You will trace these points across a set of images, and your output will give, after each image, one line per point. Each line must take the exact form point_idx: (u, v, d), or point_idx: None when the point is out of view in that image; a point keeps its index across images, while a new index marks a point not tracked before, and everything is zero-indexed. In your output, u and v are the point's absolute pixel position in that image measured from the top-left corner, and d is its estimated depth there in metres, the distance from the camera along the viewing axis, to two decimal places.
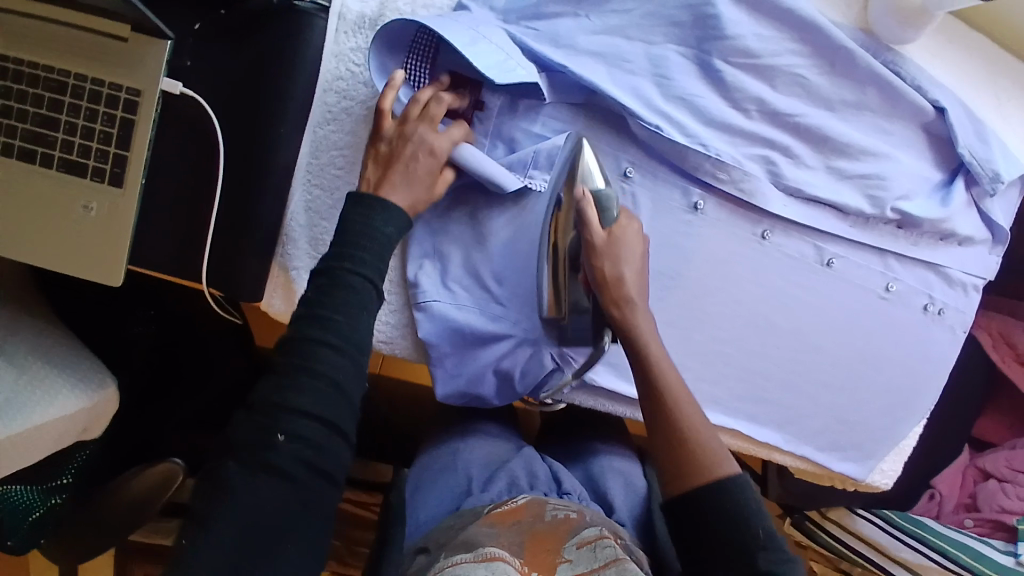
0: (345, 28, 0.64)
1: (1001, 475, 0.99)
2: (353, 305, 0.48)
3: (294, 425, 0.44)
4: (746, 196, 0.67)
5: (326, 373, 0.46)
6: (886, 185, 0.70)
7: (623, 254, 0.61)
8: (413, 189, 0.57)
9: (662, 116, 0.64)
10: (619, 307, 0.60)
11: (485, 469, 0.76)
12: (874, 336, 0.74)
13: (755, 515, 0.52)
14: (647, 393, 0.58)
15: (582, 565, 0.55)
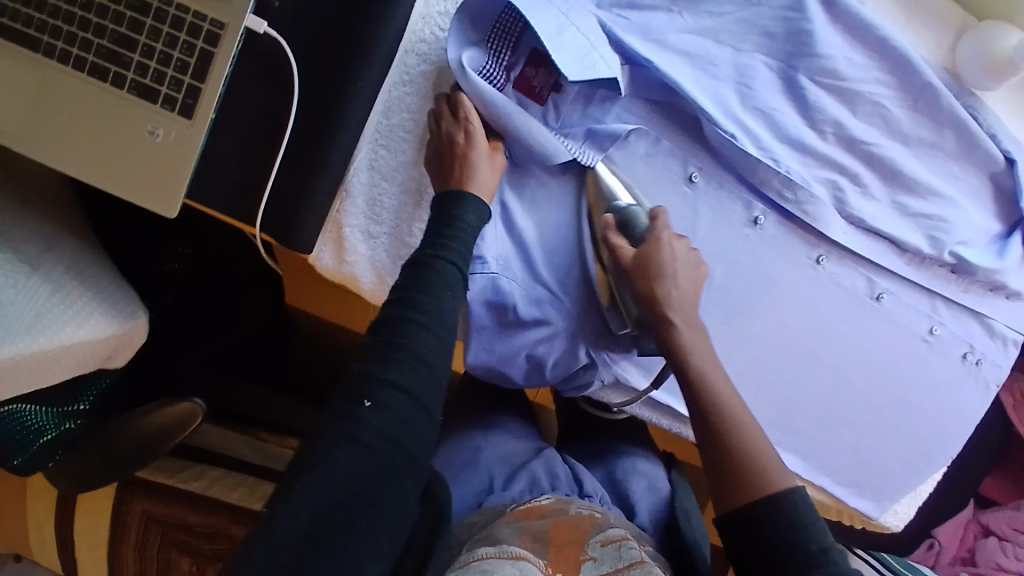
0: None
1: (1002, 534, 1.02)
2: (437, 284, 0.50)
3: (381, 395, 0.45)
4: (808, 218, 0.67)
5: (413, 348, 0.46)
6: (947, 229, 0.69)
7: (657, 273, 0.60)
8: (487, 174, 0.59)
9: (738, 125, 0.64)
10: (671, 323, 0.60)
11: (505, 468, 0.77)
12: (911, 378, 0.74)
13: (812, 530, 0.51)
14: (699, 408, 0.58)
15: (606, 565, 0.57)
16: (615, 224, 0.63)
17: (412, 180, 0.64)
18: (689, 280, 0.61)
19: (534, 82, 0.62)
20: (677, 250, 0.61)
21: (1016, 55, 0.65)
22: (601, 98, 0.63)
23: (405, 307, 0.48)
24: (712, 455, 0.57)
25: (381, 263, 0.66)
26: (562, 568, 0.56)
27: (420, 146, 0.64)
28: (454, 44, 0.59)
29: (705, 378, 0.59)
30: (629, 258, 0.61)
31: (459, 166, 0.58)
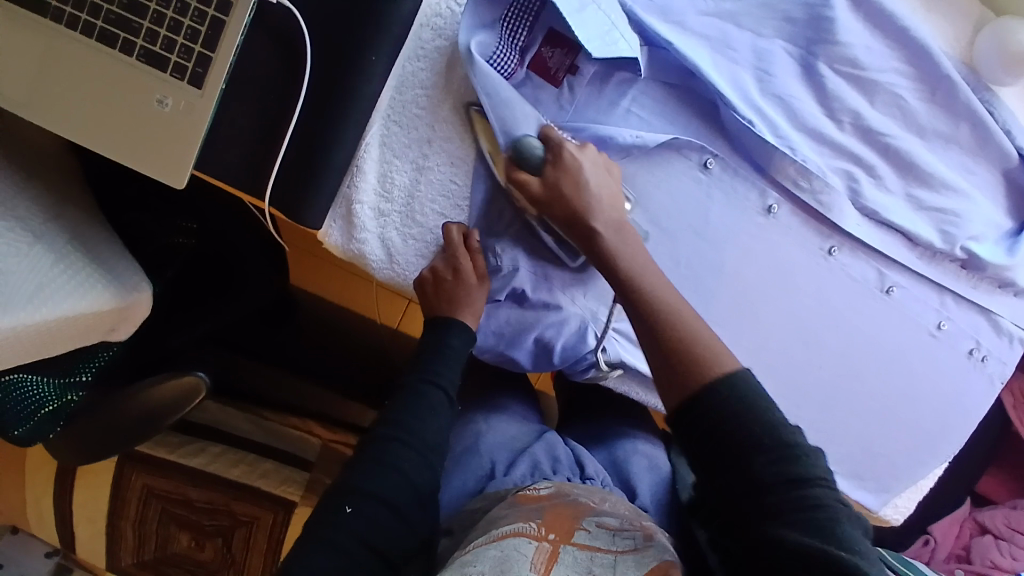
0: None
1: (998, 532, 1.05)
2: (417, 407, 0.62)
3: (359, 503, 0.55)
4: (822, 208, 0.66)
5: (389, 463, 0.58)
6: (959, 222, 0.69)
7: (566, 192, 0.59)
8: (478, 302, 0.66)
9: (756, 111, 0.63)
10: (595, 236, 0.59)
11: (507, 452, 0.78)
12: (916, 373, 0.74)
13: (762, 412, 0.49)
14: (638, 310, 0.57)
15: (599, 539, 0.57)
16: (512, 162, 0.59)
17: (424, 157, 0.62)
18: (605, 189, 0.60)
19: (550, 63, 0.61)
20: (581, 161, 0.59)
21: None
22: (618, 81, 0.62)
23: (387, 427, 0.60)
24: (656, 355, 0.55)
25: (390, 242, 0.63)
26: (554, 531, 0.57)
27: (432, 123, 0.61)
28: (471, 18, 0.58)
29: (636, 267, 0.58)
30: (539, 191, 0.59)
31: (450, 301, 0.65)
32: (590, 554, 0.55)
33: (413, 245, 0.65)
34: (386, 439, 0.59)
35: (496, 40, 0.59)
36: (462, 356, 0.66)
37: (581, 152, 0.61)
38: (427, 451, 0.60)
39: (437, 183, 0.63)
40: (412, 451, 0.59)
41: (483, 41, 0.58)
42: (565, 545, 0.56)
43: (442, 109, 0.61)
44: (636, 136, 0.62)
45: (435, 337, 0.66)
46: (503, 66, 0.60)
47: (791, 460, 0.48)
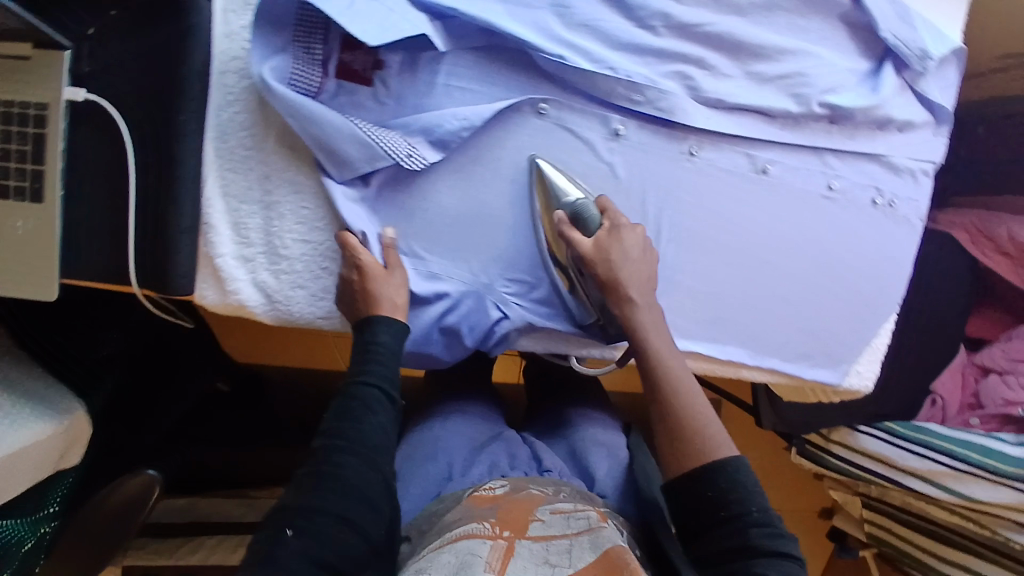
0: (233, 7, 0.61)
1: (1000, 368, 1.01)
2: (350, 413, 0.57)
3: (302, 522, 0.52)
4: (665, 114, 0.66)
5: (337, 475, 0.54)
6: (809, 81, 0.67)
7: (614, 258, 0.62)
8: (397, 296, 0.61)
9: (565, 45, 0.62)
10: (628, 303, 0.63)
11: (464, 453, 0.84)
12: (825, 240, 0.73)
13: (751, 496, 0.56)
14: (648, 383, 0.62)
15: (555, 526, 0.64)
16: (570, 221, 0.64)
17: (268, 194, 0.62)
18: (642, 262, 0.64)
19: (355, 66, 0.61)
20: (623, 238, 0.63)
21: None
22: (425, 61, 0.62)
23: (325, 438, 0.57)
24: (661, 421, 0.61)
25: (266, 285, 0.63)
26: (509, 527, 0.64)
27: (264, 158, 0.62)
28: (259, 50, 0.58)
29: (653, 353, 0.62)
30: (588, 249, 0.62)
31: (359, 303, 0.60)
32: (546, 541, 0.62)
33: (286, 279, 0.63)
34: (327, 450, 0.56)
35: (291, 63, 0.59)
36: (399, 354, 0.61)
37: (413, 146, 0.61)
38: (376, 456, 0.57)
39: (288, 214, 0.62)
40: (355, 464, 0.55)
41: (276, 72, 0.58)
42: (520, 539, 0.62)
43: (268, 143, 0.62)
44: (461, 118, 0.61)
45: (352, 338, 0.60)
46: (307, 84, 0.60)
47: (774, 537, 0.55)
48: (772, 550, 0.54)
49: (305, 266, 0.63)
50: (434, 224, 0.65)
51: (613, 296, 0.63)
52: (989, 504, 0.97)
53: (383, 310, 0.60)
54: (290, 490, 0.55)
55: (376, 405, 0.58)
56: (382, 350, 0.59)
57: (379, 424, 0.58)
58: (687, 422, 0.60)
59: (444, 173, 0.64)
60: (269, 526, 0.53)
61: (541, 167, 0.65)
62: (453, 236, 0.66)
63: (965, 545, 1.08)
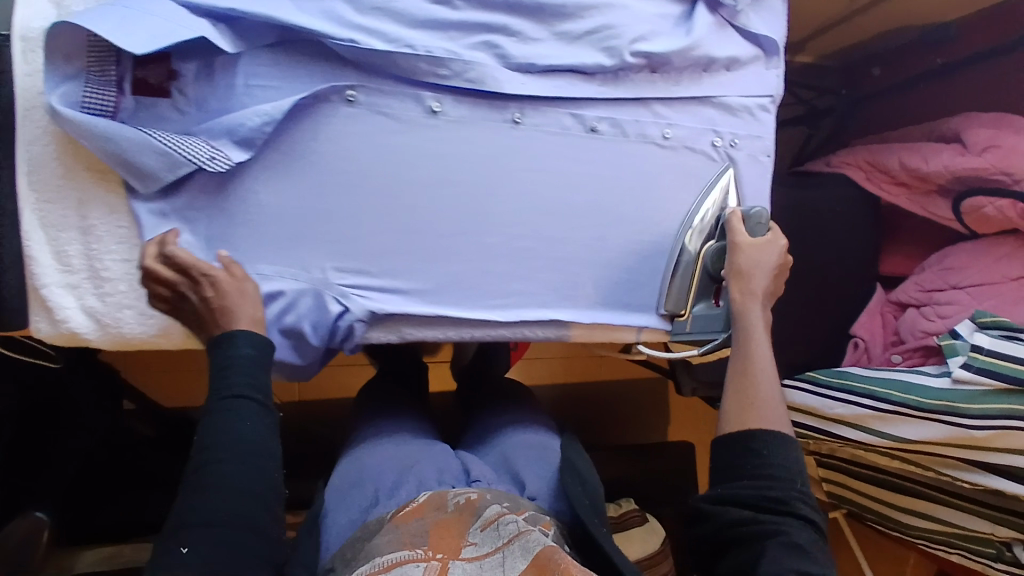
0: (32, 48, 0.60)
1: (917, 301, 0.96)
2: (230, 421, 0.56)
3: (192, 536, 0.53)
4: (477, 85, 0.65)
5: (223, 483, 0.55)
6: (618, 32, 0.66)
7: (762, 259, 0.69)
8: (248, 309, 0.61)
9: (359, 29, 0.61)
10: (749, 296, 0.67)
11: (391, 474, 0.78)
12: (670, 190, 0.73)
13: (793, 462, 0.59)
14: (740, 354, 0.66)
15: (486, 545, 0.64)
16: (738, 217, 0.70)
17: (86, 219, 0.62)
18: (770, 272, 0.69)
19: (151, 80, 0.61)
20: (767, 251, 0.69)
21: None
22: (221, 66, 0.61)
23: (203, 449, 0.56)
24: (736, 388, 0.64)
25: (94, 310, 0.63)
26: (443, 550, 0.63)
27: (77, 184, 0.62)
28: (51, 79, 0.58)
29: (752, 337, 0.66)
30: (744, 242, 0.68)
31: (213, 320, 0.60)
32: (479, 562, 0.62)
33: (114, 302, 0.64)
34: (199, 465, 0.55)
35: (83, 87, 0.59)
36: (268, 362, 0.60)
37: (216, 148, 0.61)
38: (262, 460, 0.57)
39: (106, 235, 0.63)
40: (225, 474, 0.55)
41: (66, 100, 0.59)
42: (454, 560, 0.62)
43: (78, 169, 0.61)
44: (262, 113, 0.60)
45: (219, 350, 0.59)
46: (104, 106, 0.60)
47: (798, 499, 0.58)
48: (797, 510, 0.57)
49: (129, 286, 0.64)
50: (260, 225, 0.64)
51: (741, 285, 0.68)
52: (924, 445, 0.90)
53: (241, 325, 0.60)
54: (180, 504, 0.55)
55: (248, 415, 0.57)
56: (243, 357, 0.59)
57: (251, 428, 0.57)
58: (760, 393, 0.63)
59: (261, 173, 0.64)
60: (165, 542, 0.54)
61: (727, 175, 0.73)
62: (279, 236, 0.65)
63: (930, 495, 1.02)
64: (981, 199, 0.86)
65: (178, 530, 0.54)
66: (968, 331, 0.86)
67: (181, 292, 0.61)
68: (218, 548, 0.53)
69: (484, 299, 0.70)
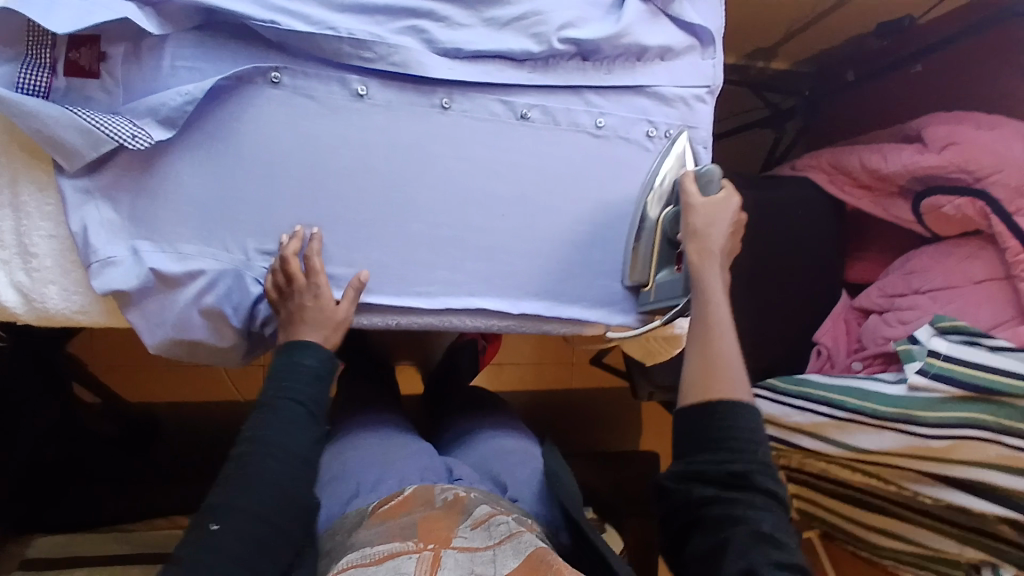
0: None
1: (879, 307, 0.94)
2: (279, 420, 0.62)
3: (224, 516, 0.57)
4: (401, 68, 0.65)
5: (257, 472, 0.59)
6: (545, 18, 0.66)
7: (716, 219, 0.67)
8: (321, 328, 0.66)
9: (281, 11, 0.62)
10: (707, 259, 0.66)
11: (373, 469, 0.73)
12: (604, 179, 0.72)
13: (755, 436, 0.60)
14: (700, 321, 0.64)
15: (476, 540, 0.58)
16: (691, 179, 0.68)
17: (16, 197, 0.63)
18: (726, 234, 0.67)
19: (82, 62, 0.62)
20: (720, 211, 0.67)
21: None
22: (148, 48, 0.62)
23: (250, 442, 0.61)
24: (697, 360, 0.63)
25: (23, 285, 0.64)
26: (434, 541, 0.57)
27: (8, 163, 0.62)
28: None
29: (710, 299, 0.64)
30: (698, 203, 0.66)
31: (295, 322, 0.65)
32: (470, 554, 0.56)
33: (41, 278, 0.64)
34: (259, 458, 0.60)
35: (18, 67, 0.61)
36: (325, 374, 0.66)
37: (139, 127, 0.60)
38: (300, 460, 0.62)
39: (34, 212, 0.63)
40: (283, 472, 0.60)
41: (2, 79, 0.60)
42: (445, 550, 0.56)
43: (9, 150, 0.62)
44: (184, 93, 0.61)
45: (287, 356, 0.65)
46: (34, 86, 0.61)
47: (762, 473, 0.58)
48: (762, 485, 0.58)
49: (55, 263, 0.64)
50: (184, 204, 0.64)
51: (698, 247, 0.66)
52: (882, 455, 0.87)
53: (312, 337, 0.65)
54: (216, 487, 0.60)
55: (296, 418, 0.63)
56: (305, 369, 0.65)
57: (303, 438, 0.63)
58: (720, 358, 0.63)
59: (186, 152, 0.64)
60: (198, 520, 0.58)
61: (681, 138, 0.72)
62: (201, 216, 0.65)
63: (901, 514, 0.96)
64: (940, 198, 0.84)
65: (222, 511, 0.58)
66: (927, 337, 0.82)
67: (289, 291, 0.65)
68: (264, 538, 0.58)
69: (412, 285, 0.69)
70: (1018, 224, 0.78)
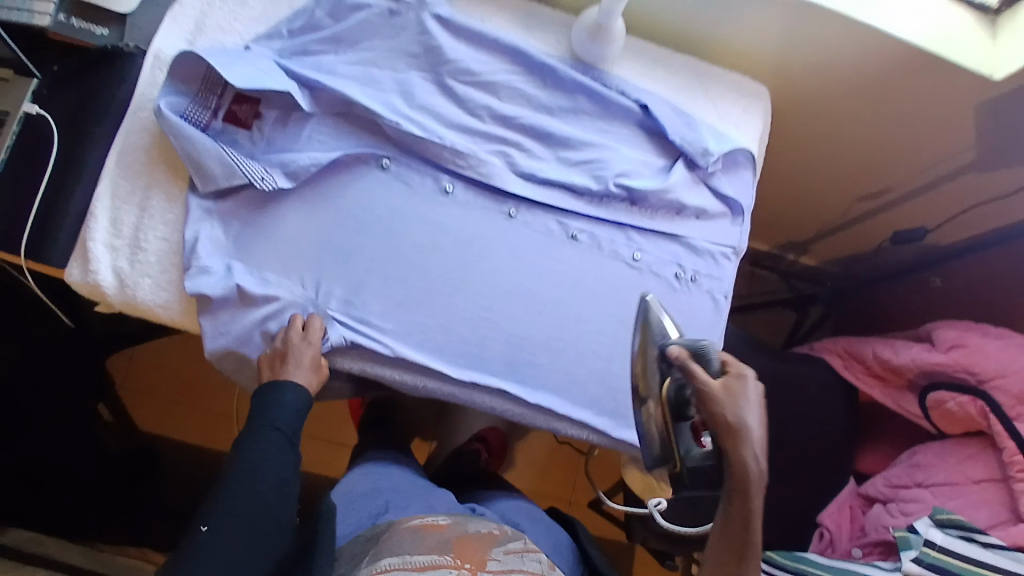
0: (160, 66, 0.78)
1: (883, 496, 0.96)
2: (263, 446, 0.70)
3: (213, 523, 0.66)
4: (484, 178, 0.80)
5: (239, 487, 0.68)
6: (605, 166, 0.82)
7: (736, 401, 0.67)
8: (302, 374, 0.71)
9: (406, 118, 0.79)
10: (741, 454, 0.66)
11: (401, 492, 0.82)
12: (632, 302, 0.82)
13: None
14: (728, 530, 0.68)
15: (509, 565, 0.69)
16: (691, 357, 0.69)
17: (146, 200, 0.76)
18: (755, 421, 0.67)
19: (239, 115, 0.79)
20: (736, 393, 0.67)
21: (603, 19, 0.79)
22: (294, 119, 0.79)
23: (237, 460, 0.69)
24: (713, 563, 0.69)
25: (121, 271, 0.75)
26: (469, 560, 0.68)
27: (151, 174, 0.77)
28: (166, 91, 0.75)
29: (747, 512, 0.66)
30: (713, 386, 0.67)
31: (281, 363, 0.71)
32: None
33: (139, 269, 0.75)
34: (239, 485, 0.68)
35: (186, 102, 0.76)
36: (306, 407, 0.74)
37: (268, 174, 0.75)
38: (282, 482, 0.70)
39: (156, 216, 0.76)
40: (262, 497, 0.68)
41: (169, 105, 0.75)
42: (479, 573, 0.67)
43: (154, 163, 0.77)
44: (312, 157, 0.76)
45: (271, 392, 0.71)
46: (196, 120, 0.77)
47: None
48: None
49: (157, 260, 0.75)
50: (278, 239, 0.76)
51: (727, 434, 0.66)
52: None
53: (297, 380, 0.71)
54: (209, 496, 0.68)
55: (275, 444, 0.71)
56: (291, 402, 0.72)
57: (280, 464, 0.70)
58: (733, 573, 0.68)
59: (296, 202, 0.78)
60: (191, 525, 0.67)
61: (647, 305, 0.75)
62: (289, 254, 0.76)
63: None
64: (944, 393, 0.91)
65: (208, 539, 0.65)
66: (924, 526, 0.84)
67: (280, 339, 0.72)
68: (250, 554, 0.66)
69: (446, 354, 0.78)
70: (1016, 427, 0.85)
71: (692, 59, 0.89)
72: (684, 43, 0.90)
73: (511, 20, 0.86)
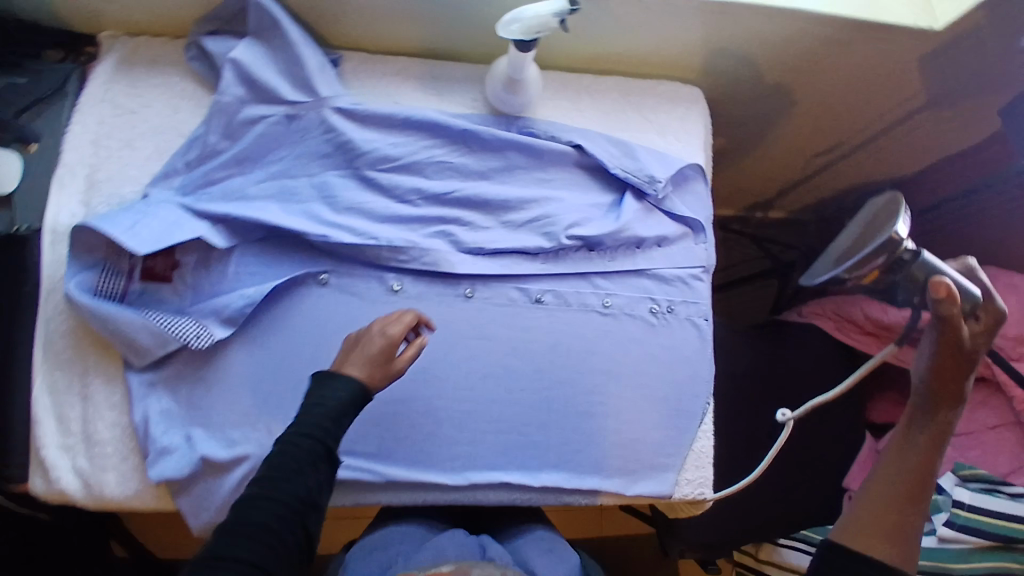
0: (58, 238, 0.72)
1: None
2: (288, 467, 0.52)
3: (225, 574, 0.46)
4: (432, 266, 0.75)
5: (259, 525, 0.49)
6: (554, 219, 0.77)
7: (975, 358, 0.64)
8: (374, 371, 0.59)
9: (333, 226, 0.74)
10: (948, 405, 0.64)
11: (409, 544, 0.75)
12: (615, 350, 0.78)
13: None
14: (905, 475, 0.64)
15: None
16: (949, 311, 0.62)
17: (86, 387, 0.70)
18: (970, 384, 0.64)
19: (157, 268, 0.73)
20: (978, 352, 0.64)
21: (513, 72, 0.75)
22: (215, 257, 0.73)
23: (259, 488, 0.51)
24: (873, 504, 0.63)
25: (83, 471, 0.69)
26: None
27: (85, 359, 0.71)
28: (70, 268, 0.69)
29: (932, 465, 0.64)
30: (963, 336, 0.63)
31: (354, 362, 0.59)
32: None
33: (101, 463, 0.70)
34: (265, 514, 0.50)
35: (97, 274, 0.70)
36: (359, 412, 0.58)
37: (203, 327, 0.70)
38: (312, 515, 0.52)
39: (101, 402, 0.70)
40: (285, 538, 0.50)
41: (78, 285, 0.69)
42: None
43: (83, 346, 0.71)
44: (244, 296, 0.71)
45: (324, 387, 0.57)
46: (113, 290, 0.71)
47: None
48: None
49: (115, 449, 0.70)
50: (234, 391, 0.71)
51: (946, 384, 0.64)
52: None
53: (361, 371, 0.58)
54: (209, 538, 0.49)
55: (308, 460, 0.53)
56: (333, 400, 0.56)
57: (316, 483, 0.53)
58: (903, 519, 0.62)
59: (243, 344, 0.73)
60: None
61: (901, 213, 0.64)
62: (246, 407, 0.71)
63: None
64: None
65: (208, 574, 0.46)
66: (950, 486, 0.90)
67: (361, 337, 0.60)
68: None
69: (440, 459, 0.74)
70: None
71: (615, 80, 0.85)
72: (600, 65, 0.86)
73: (419, 88, 0.81)
